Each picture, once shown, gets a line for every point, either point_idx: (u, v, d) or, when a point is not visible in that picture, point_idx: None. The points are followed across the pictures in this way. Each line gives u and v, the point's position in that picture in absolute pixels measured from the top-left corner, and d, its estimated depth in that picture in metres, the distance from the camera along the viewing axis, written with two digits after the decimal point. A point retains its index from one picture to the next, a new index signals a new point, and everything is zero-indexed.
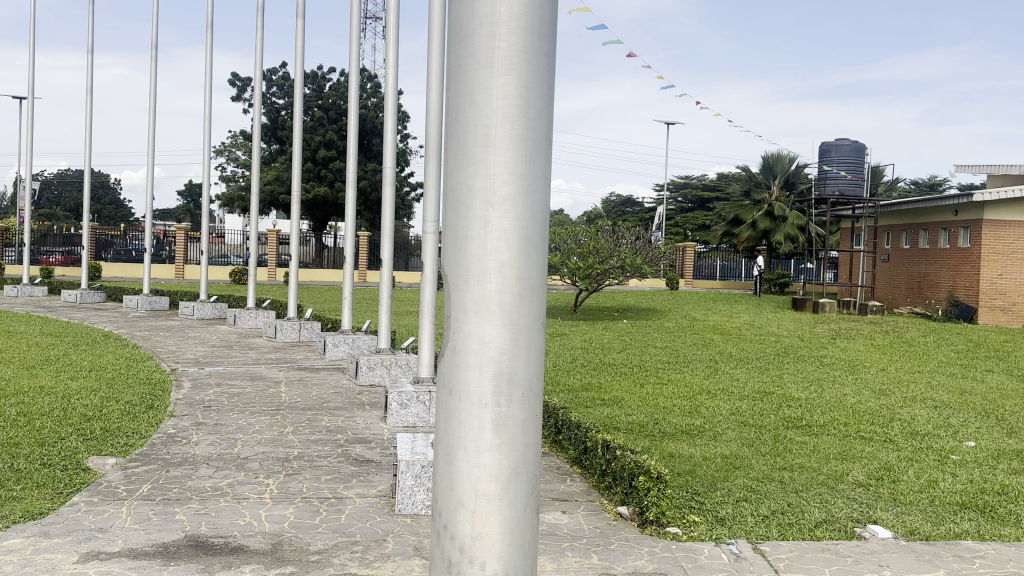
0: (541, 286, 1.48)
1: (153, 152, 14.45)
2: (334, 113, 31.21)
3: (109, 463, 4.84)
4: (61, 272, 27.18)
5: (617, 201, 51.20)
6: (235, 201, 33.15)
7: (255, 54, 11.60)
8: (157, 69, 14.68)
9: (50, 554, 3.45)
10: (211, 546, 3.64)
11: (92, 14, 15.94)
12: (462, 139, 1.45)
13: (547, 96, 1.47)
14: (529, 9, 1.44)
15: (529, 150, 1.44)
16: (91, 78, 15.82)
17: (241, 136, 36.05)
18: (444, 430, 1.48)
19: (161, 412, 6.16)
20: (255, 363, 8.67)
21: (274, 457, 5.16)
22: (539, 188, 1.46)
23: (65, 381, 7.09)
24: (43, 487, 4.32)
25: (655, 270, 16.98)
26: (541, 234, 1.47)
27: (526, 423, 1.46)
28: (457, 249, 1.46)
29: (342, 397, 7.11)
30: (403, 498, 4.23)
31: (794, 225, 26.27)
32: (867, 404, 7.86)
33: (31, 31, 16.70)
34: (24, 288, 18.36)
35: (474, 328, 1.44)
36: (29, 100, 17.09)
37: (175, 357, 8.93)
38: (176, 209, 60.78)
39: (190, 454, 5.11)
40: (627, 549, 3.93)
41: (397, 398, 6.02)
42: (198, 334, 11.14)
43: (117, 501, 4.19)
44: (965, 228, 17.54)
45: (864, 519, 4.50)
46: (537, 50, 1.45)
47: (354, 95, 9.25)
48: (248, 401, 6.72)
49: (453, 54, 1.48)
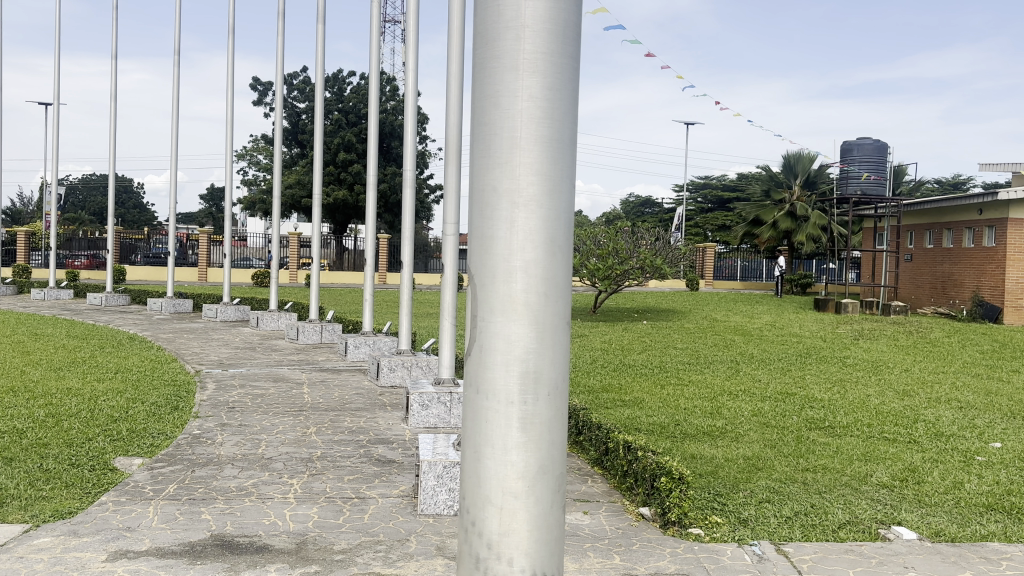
0: (566, 285, 1.49)
1: (175, 156, 14.62)
2: (354, 116, 31.47)
3: (135, 464, 4.91)
4: (85, 275, 27.58)
5: (636, 201, 51.11)
6: (256, 205, 33.51)
7: (276, 58, 11.70)
8: (179, 74, 14.86)
9: (78, 553, 3.51)
10: (237, 546, 3.68)
11: (116, 21, 16.17)
12: (488, 140, 1.47)
13: (571, 99, 1.49)
14: (554, 11, 1.45)
15: (554, 151, 1.45)
16: (115, 83, 16.04)
17: (263, 140, 36.46)
18: (471, 427, 1.50)
19: (186, 413, 6.25)
20: (277, 365, 8.76)
21: (298, 457, 5.21)
22: (563, 189, 1.48)
23: (91, 383, 7.20)
24: (72, 487, 4.40)
25: (674, 271, 16.95)
26: (566, 234, 1.49)
27: (552, 421, 1.47)
28: (484, 248, 1.48)
29: (364, 398, 7.16)
30: (425, 498, 4.26)
31: (817, 225, 26.06)
32: (890, 405, 7.80)
33: (56, 38, 17.00)
34: (50, 291, 18.67)
35: (500, 327, 1.46)
36: (55, 105, 17.38)
37: (200, 358, 9.04)
38: (199, 213, 61.53)
39: (215, 454, 5.17)
40: (650, 550, 3.93)
41: (418, 398, 6.07)
42: (221, 336, 11.27)
43: (144, 500, 4.25)
44: (990, 227, 17.28)
45: (888, 521, 4.47)
46: (561, 52, 1.46)
47: (374, 98, 9.30)
48: (272, 402, 6.79)
49: (478, 57, 1.50)
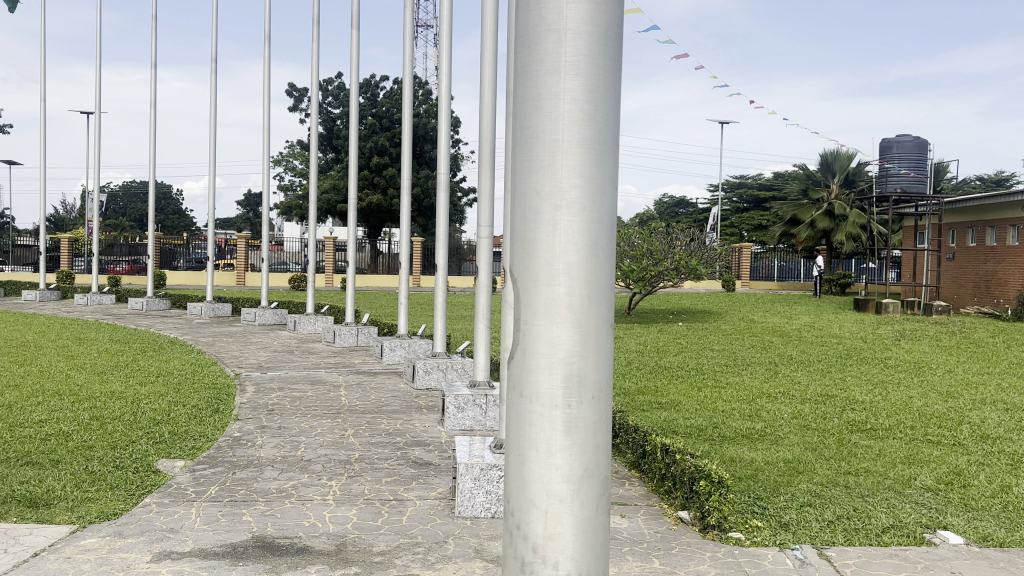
0: (609, 286, 1.49)
1: (214, 162, 14.85)
2: (387, 121, 31.76)
3: (177, 466, 5.00)
4: (127, 280, 28.17)
5: (669, 202, 50.83)
6: (292, 209, 33.95)
7: (311, 65, 11.82)
8: (217, 81, 15.10)
9: (124, 553, 3.59)
10: (279, 547, 3.73)
11: (155, 31, 16.51)
12: (531, 142, 1.47)
13: (614, 101, 1.48)
14: (596, 14, 1.45)
15: (598, 152, 1.45)
16: (155, 92, 16.37)
17: (298, 146, 36.96)
18: (515, 430, 1.49)
19: (226, 416, 6.35)
20: (315, 368, 8.85)
21: (336, 459, 5.26)
22: (606, 193, 1.47)
23: (134, 386, 7.36)
24: (116, 488, 4.49)
25: (710, 272, 16.79)
26: (609, 237, 1.48)
27: (596, 426, 1.47)
28: (525, 251, 1.48)
29: (400, 400, 7.20)
30: (462, 500, 4.27)
31: (855, 224, 25.63)
32: (934, 407, 7.62)
33: (98, 48, 17.41)
34: (93, 296, 19.07)
35: (544, 330, 1.45)
36: (97, 114, 17.78)
37: (239, 361, 9.17)
38: (237, 218, 62.51)
39: (255, 457, 5.24)
40: (689, 553, 3.89)
41: (454, 401, 6.08)
42: (260, 340, 11.42)
43: (187, 502, 4.32)
44: (1013, 226, 17.50)
45: (933, 525, 4.37)
46: (602, 55, 1.46)
47: (408, 103, 9.35)
48: (310, 405, 6.86)
49: (521, 61, 1.50)
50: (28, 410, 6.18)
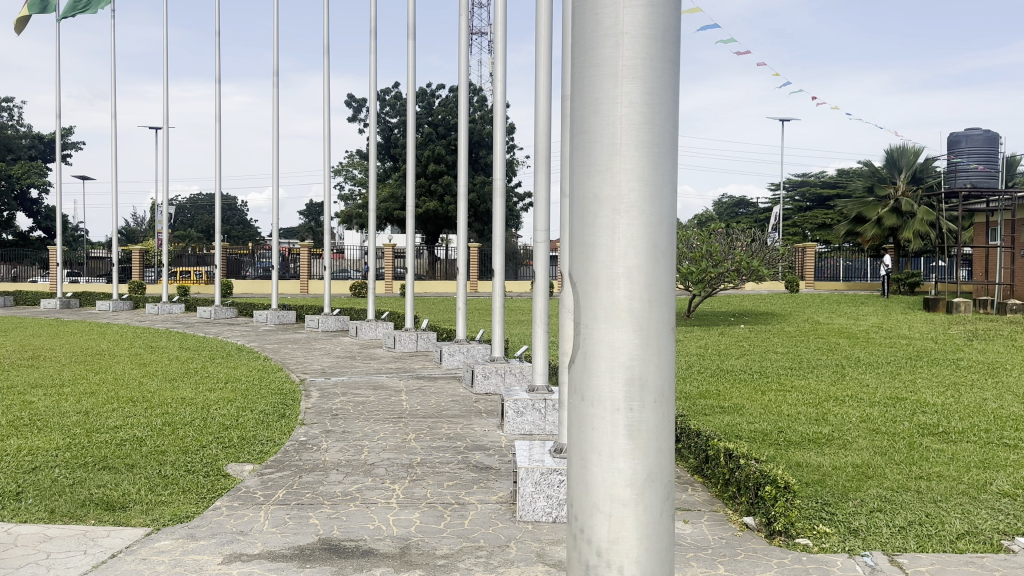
0: (670, 290, 1.48)
1: (276, 173, 15.24)
2: (443, 128, 32.10)
3: (246, 469, 5.15)
4: (196, 289, 29.13)
5: (729, 202, 50.01)
6: (352, 218, 34.63)
7: (369, 75, 12.03)
8: (278, 94, 15.49)
9: (197, 555, 3.71)
10: (344, 549, 3.81)
11: (219, 47, 17.04)
12: (589, 147, 1.48)
13: (672, 102, 1.47)
14: (652, 17, 1.45)
15: (656, 153, 1.44)
16: (219, 106, 16.87)
17: (357, 155, 37.67)
18: (577, 435, 1.50)
19: (292, 420, 6.51)
20: (376, 373, 9.00)
21: (399, 462, 5.34)
22: (665, 195, 1.47)
23: (204, 392, 7.59)
24: (189, 492, 4.65)
25: (772, 273, 16.43)
26: (669, 238, 1.47)
27: (659, 429, 1.46)
28: (586, 255, 1.48)
29: (460, 405, 7.26)
30: (523, 505, 4.28)
31: (924, 221, 24.76)
32: (1010, 409, 7.29)
33: (165, 66, 18.04)
34: (164, 305, 19.77)
35: (604, 334, 1.45)
36: (165, 130, 18.43)
37: (303, 368, 9.39)
38: (300, 228, 64.08)
39: (320, 460, 5.36)
40: (755, 559, 3.82)
41: (513, 405, 6.10)
42: (323, 346, 11.67)
43: (256, 505, 4.44)
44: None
45: (1012, 532, 4.18)
46: (661, 57, 1.45)
47: (463, 109, 9.41)
48: (372, 409, 6.98)
49: (579, 67, 1.50)
50: (106, 416, 6.44)
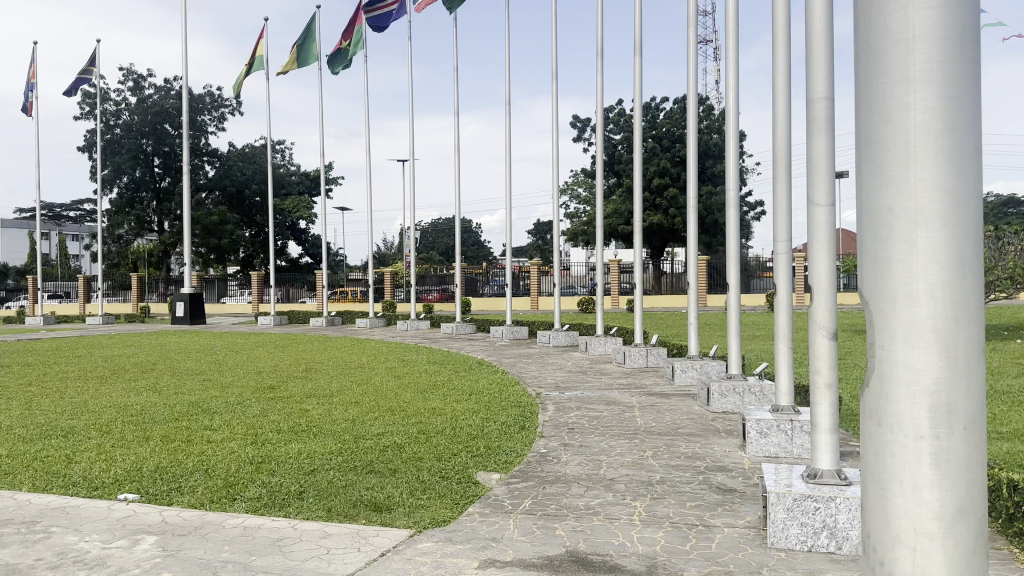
0: (981, 308, 1.34)
1: (509, 196, 15.99)
2: (668, 141, 31.82)
3: (494, 479, 5.42)
4: (438, 307, 31.32)
5: (997, 202, 44.27)
6: (579, 235, 35.37)
7: (596, 94, 12.25)
8: (509, 119, 16.29)
9: (455, 558, 3.96)
10: (592, 563, 3.86)
11: (456, 81, 18.32)
12: (880, 159, 1.38)
13: (975, 103, 1.34)
14: (951, 12, 1.33)
15: (960, 159, 1.32)
16: (457, 135, 18.11)
17: (583, 173, 38.45)
18: (873, 463, 1.40)
19: (534, 432, 6.75)
20: (609, 388, 9.07)
21: (639, 479, 5.33)
22: (972, 204, 1.33)
23: (451, 404, 8.13)
24: (444, 497, 5.00)
25: None
26: (977, 252, 1.34)
27: (972, 460, 1.32)
28: (878, 274, 1.39)
29: (697, 423, 7.09)
30: (775, 531, 4.07)
31: None
32: None
33: (410, 103, 19.76)
34: (412, 322, 21.49)
35: (905, 355, 1.35)
36: (410, 161, 20.14)
37: (539, 382, 9.70)
38: (530, 247, 66.68)
39: (563, 473, 5.50)
40: None
41: (756, 425, 5.82)
42: (556, 361, 12.00)
43: (505, 514, 4.66)
44: None
45: None
46: (962, 55, 1.33)
47: (693, 120, 9.25)
48: (608, 425, 7.03)
49: (863, 74, 1.42)
50: (369, 424, 7.12)
